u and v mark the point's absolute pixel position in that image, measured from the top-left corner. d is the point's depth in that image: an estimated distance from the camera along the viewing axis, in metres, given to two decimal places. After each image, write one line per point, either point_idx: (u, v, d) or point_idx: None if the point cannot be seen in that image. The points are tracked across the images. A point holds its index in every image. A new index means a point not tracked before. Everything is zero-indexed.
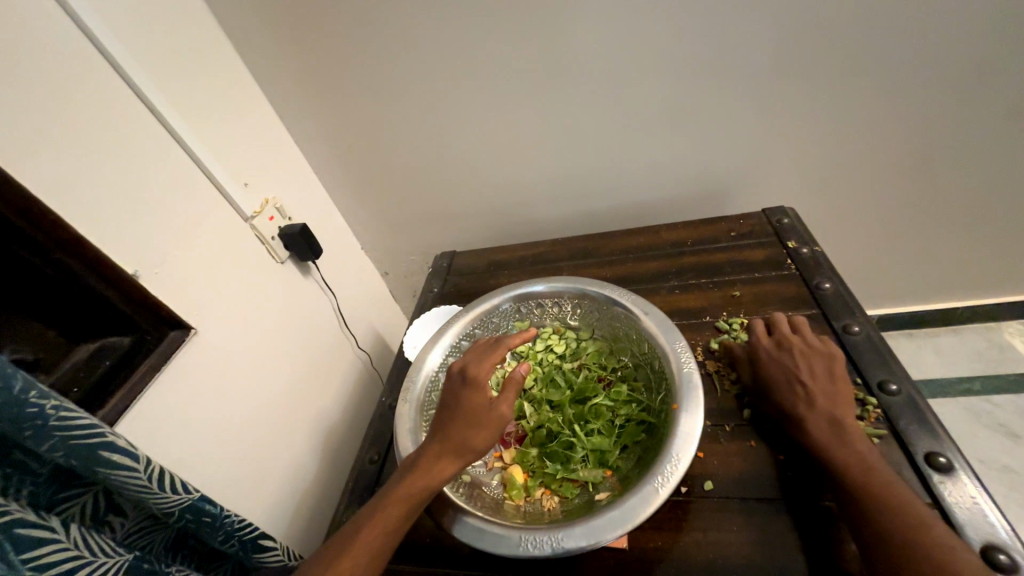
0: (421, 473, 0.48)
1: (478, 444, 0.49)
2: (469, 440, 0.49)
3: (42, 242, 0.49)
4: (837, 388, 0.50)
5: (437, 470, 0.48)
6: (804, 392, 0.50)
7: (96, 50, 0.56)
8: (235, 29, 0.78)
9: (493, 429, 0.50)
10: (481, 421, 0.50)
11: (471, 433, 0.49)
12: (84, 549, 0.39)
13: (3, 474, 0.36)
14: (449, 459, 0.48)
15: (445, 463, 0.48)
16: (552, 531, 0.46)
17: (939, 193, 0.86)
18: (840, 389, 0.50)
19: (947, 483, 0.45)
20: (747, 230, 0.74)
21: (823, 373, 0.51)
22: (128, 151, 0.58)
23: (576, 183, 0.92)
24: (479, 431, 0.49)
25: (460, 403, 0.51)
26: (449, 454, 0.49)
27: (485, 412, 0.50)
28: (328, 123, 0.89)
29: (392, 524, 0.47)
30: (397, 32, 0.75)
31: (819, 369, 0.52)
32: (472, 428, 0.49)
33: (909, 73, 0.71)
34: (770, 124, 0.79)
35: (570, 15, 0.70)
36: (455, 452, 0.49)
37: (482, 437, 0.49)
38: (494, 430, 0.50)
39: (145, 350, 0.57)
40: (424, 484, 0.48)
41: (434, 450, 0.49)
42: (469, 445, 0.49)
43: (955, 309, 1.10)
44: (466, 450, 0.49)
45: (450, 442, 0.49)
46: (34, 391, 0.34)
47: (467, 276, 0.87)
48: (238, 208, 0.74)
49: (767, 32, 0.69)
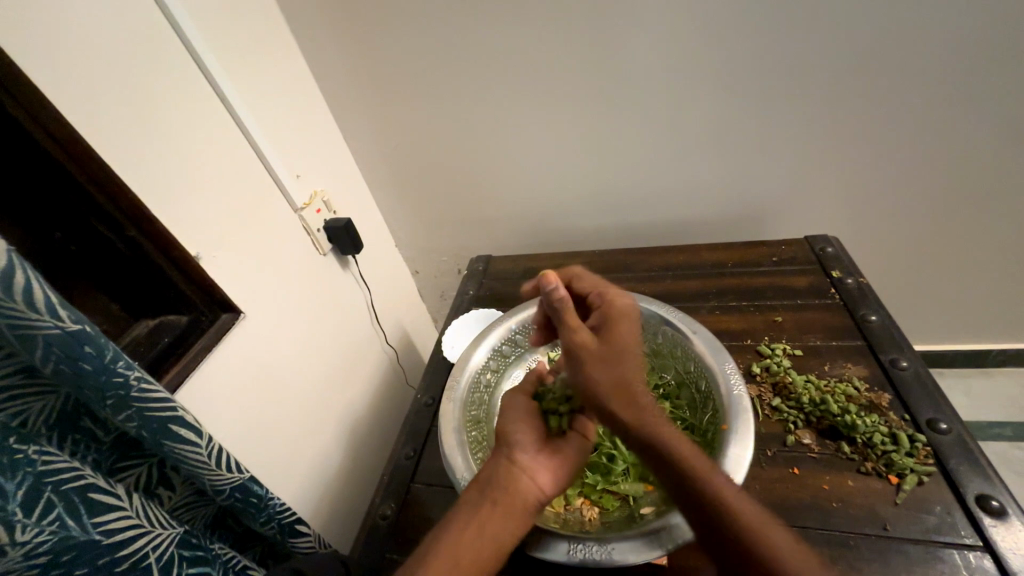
0: (486, 481, 0.47)
1: (518, 430, 0.49)
2: (518, 434, 0.49)
3: (119, 219, 0.51)
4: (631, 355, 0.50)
5: (491, 470, 0.48)
6: (616, 369, 0.48)
7: (179, 40, 0.59)
8: (298, 28, 0.81)
9: (522, 408, 0.52)
10: (521, 417, 0.51)
11: (506, 423, 0.51)
12: (143, 517, 0.40)
13: (73, 439, 0.38)
14: (496, 455, 0.49)
15: (503, 464, 0.47)
16: (600, 541, 0.47)
17: (985, 232, 0.85)
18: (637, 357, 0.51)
19: (1001, 528, 0.44)
20: (790, 256, 0.74)
21: (629, 336, 0.52)
22: (196, 138, 0.61)
23: (614, 197, 0.92)
24: (526, 425, 0.50)
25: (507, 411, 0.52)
26: (505, 453, 0.48)
27: (511, 403, 0.53)
28: (377, 122, 0.91)
29: (466, 537, 0.44)
30: (453, 38, 0.77)
31: (626, 331, 0.52)
32: (518, 425, 0.50)
33: (966, 110, 0.70)
34: (817, 152, 0.79)
35: (625, 34, 0.72)
36: (503, 445, 0.49)
37: (529, 431, 0.50)
38: (527, 411, 0.52)
39: (199, 330, 0.59)
40: (489, 490, 0.46)
41: (493, 461, 0.48)
42: (519, 440, 0.49)
43: (994, 352, 1.07)
44: (509, 439, 0.49)
45: (505, 442, 0.49)
46: (121, 361, 0.36)
47: (503, 280, 0.88)
48: (289, 199, 0.76)
49: (823, 60, 0.69)
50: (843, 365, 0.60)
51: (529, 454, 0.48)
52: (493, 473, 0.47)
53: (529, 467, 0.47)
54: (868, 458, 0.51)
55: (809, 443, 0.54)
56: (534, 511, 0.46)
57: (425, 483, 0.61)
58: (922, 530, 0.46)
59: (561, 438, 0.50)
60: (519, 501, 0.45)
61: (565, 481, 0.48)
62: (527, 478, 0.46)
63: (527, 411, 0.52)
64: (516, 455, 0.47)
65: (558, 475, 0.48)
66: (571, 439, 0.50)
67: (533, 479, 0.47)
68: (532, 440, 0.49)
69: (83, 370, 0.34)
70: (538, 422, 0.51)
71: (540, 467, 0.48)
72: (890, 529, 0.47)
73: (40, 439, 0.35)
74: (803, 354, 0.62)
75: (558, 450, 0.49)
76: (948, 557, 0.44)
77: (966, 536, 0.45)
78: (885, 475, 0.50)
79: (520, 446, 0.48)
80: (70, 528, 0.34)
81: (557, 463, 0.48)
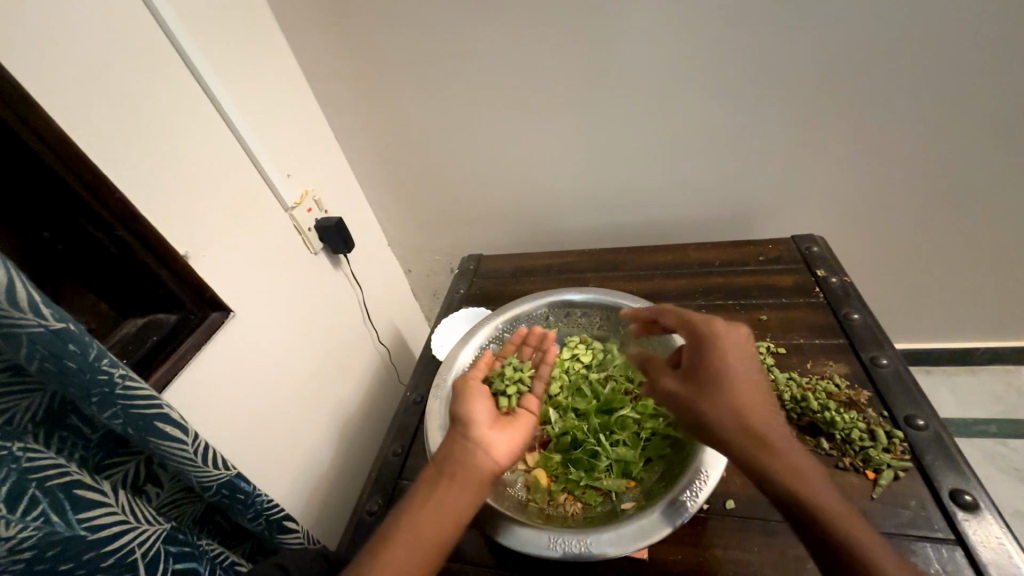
0: (443, 459, 0.47)
1: (472, 409, 0.50)
2: (471, 409, 0.49)
3: (107, 219, 0.51)
4: (741, 378, 0.45)
5: (446, 449, 0.48)
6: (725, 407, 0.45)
7: (169, 42, 0.60)
8: (290, 29, 0.81)
9: (476, 389, 0.52)
10: (473, 391, 0.52)
11: (462, 403, 0.51)
12: (129, 514, 0.40)
13: (59, 436, 0.38)
14: (452, 431, 0.49)
15: (458, 441, 0.47)
16: (580, 535, 0.48)
17: (969, 232, 0.86)
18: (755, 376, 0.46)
19: (973, 522, 0.45)
20: (776, 255, 0.75)
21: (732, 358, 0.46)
22: (185, 139, 0.61)
23: (605, 197, 0.93)
24: (478, 399, 0.51)
25: (463, 385, 0.53)
26: (460, 429, 0.48)
27: (466, 383, 0.53)
28: (368, 122, 0.92)
29: (425, 515, 0.45)
30: (443, 39, 0.78)
31: (732, 354, 0.46)
32: (471, 400, 0.51)
33: (948, 112, 0.71)
34: (804, 152, 0.80)
35: (613, 36, 0.72)
36: (457, 424, 0.49)
37: (482, 406, 0.50)
38: (480, 391, 0.52)
39: (187, 329, 0.59)
40: (445, 466, 0.46)
41: (449, 437, 0.48)
42: (471, 415, 0.49)
43: (980, 350, 1.08)
44: (463, 417, 0.49)
45: (460, 418, 0.49)
46: (105, 359, 0.37)
47: (493, 279, 0.88)
48: (279, 198, 0.77)
49: (808, 62, 0.70)
50: (824, 363, 0.61)
51: (483, 431, 0.48)
52: (447, 451, 0.47)
53: (484, 444, 0.47)
54: (846, 453, 0.52)
55: None
56: (487, 486, 0.46)
57: (412, 480, 0.61)
58: (897, 523, 0.47)
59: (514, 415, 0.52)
60: (471, 477, 0.46)
61: (516, 455, 0.48)
62: (480, 452, 0.46)
63: (480, 391, 0.53)
64: (469, 432, 0.47)
65: (510, 449, 0.48)
66: (521, 415, 0.51)
67: (487, 455, 0.46)
68: (485, 417, 0.50)
69: (68, 368, 0.35)
70: (490, 401, 0.52)
71: (493, 442, 0.48)
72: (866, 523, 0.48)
73: (25, 437, 0.35)
74: (786, 352, 0.63)
75: (512, 425, 0.50)
76: (922, 551, 0.45)
77: (938, 529, 0.46)
78: (862, 471, 0.51)
79: (475, 423, 0.48)
80: (55, 524, 0.35)
81: (508, 437, 0.49)
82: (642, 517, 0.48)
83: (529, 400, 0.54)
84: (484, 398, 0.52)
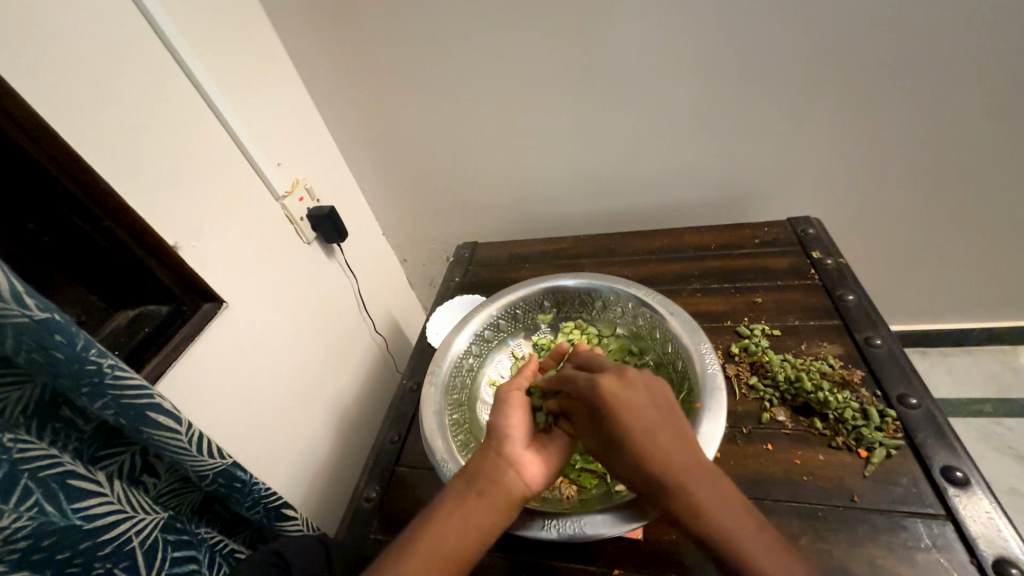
0: (475, 474, 0.47)
1: (509, 425, 0.49)
2: (507, 425, 0.49)
3: (92, 209, 0.51)
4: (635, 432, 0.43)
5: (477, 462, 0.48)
6: (630, 463, 0.43)
7: (150, 27, 0.58)
8: (276, 13, 0.79)
9: (517, 401, 0.51)
10: (512, 403, 0.50)
11: (498, 413, 0.50)
12: (125, 503, 0.41)
13: (52, 428, 0.38)
14: (485, 444, 0.49)
15: (491, 457, 0.47)
16: (574, 517, 0.49)
17: (966, 212, 0.85)
18: (661, 429, 0.43)
19: (963, 498, 0.46)
20: (772, 237, 0.75)
21: (629, 415, 0.43)
22: (171, 128, 0.60)
23: (600, 182, 0.92)
24: (518, 414, 0.50)
25: (502, 396, 0.52)
26: (494, 445, 0.48)
27: (507, 392, 0.52)
28: (359, 109, 0.90)
29: (451, 532, 0.44)
30: (434, 22, 0.75)
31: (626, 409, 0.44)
32: (509, 413, 0.50)
33: (949, 90, 0.70)
34: (801, 134, 0.79)
35: (608, 16, 0.70)
36: (493, 438, 0.48)
37: (520, 422, 0.49)
38: (520, 401, 0.51)
39: (180, 320, 0.59)
40: (475, 479, 0.46)
41: (481, 454, 0.48)
42: (507, 431, 0.48)
43: (975, 331, 1.08)
44: (500, 433, 0.49)
45: (495, 433, 0.49)
46: (93, 349, 0.36)
47: (488, 267, 0.88)
48: (270, 187, 0.76)
49: (806, 40, 0.68)
50: (819, 344, 0.61)
51: (517, 449, 0.48)
52: (480, 466, 0.47)
53: (517, 462, 0.47)
54: (839, 433, 0.53)
55: (784, 420, 0.55)
56: (517, 506, 0.46)
57: (410, 466, 0.62)
58: (888, 500, 0.47)
59: (548, 434, 0.50)
60: (503, 496, 0.46)
61: (548, 477, 0.48)
62: (515, 473, 0.46)
63: (521, 402, 0.51)
64: (505, 450, 0.47)
65: (545, 472, 0.48)
66: (557, 436, 0.50)
67: (518, 474, 0.46)
68: (523, 435, 0.49)
69: (55, 359, 0.34)
70: (528, 415, 0.51)
71: (528, 462, 0.47)
72: (858, 500, 0.48)
73: (16, 429, 0.35)
74: (781, 333, 0.63)
75: (545, 446, 0.49)
76: (912, 527, 0.46)
77: (929, 505, 0.46)
78: (855, 449, 0.51)
79: (509, 439, 0.48)
80: (50, 514, 0.35)
81: (542, 458, 0.48)
82: (628, 504, 0.48)
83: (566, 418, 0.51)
84: (525, 412, 0.50)
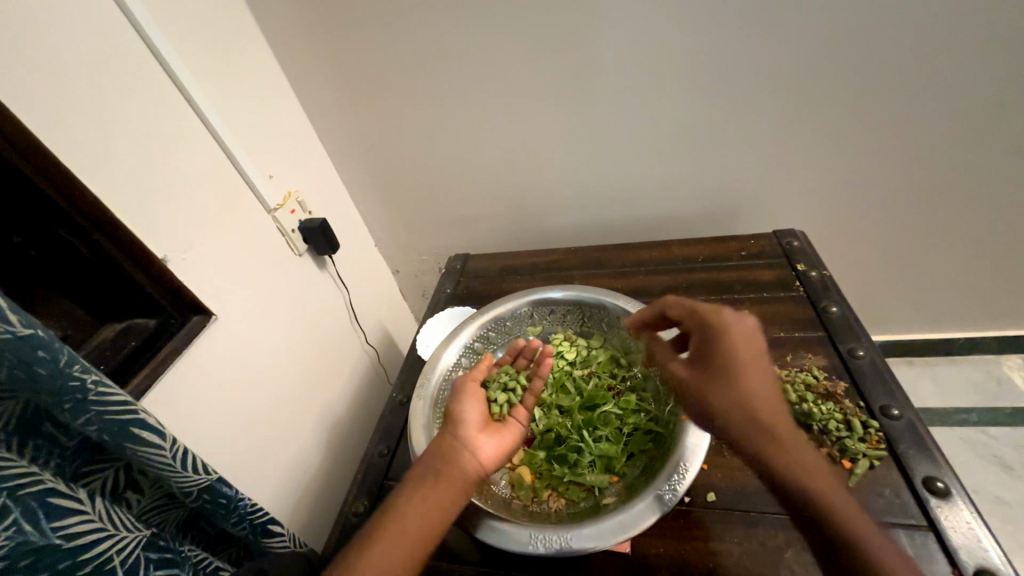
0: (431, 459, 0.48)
1: (465, 412, 0.50)
2: (462, 409, 0.51)
3: (80, 223, 0.51)
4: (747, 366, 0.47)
5: (434, 447, 0.49)
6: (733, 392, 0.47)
7: (145, 44, 0.59)
8: (270, 29, 0.80)
9: (472, 391, 0.52)
10: (467, 390, 0.52)
11: (456, 401, 0.52)
12: (106, 521, 0.40)
13: (34, 444, 0.38)
14: (441, 432, 0.50)
15: (446, 442, 0.48)
16: (560, 531, 0.48)
17: (945, 224, 0.88)
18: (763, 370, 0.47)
19: (944, 508, 0.46)
20: (758, 250, 0.76)
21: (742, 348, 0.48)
22: (161, 142, 0.60)
23: (590, 195, 0.93)
24: (473, 399, 0.52)
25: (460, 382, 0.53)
26: (449, 429, 0.49)
27: (463, 381, 0.53)
28: (352, 123, 0.91)
29: (407, 518, 0.45)
30: (426, 39, 0.77)
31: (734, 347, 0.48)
32: (464, 398, 0.52)
33: (921, 107, 0.73)
34: (783, 148, 0.81)
35: (595, 34, 0.72)
36: (448, 423, 0.50)
37: (475, 408, 0.51)
38: (476, 392, 0.53)
39: (167, 333, 0.59)
40: (432, 465, 0.47)
41: (436, 438, 0.49)
42: (461, 415, 0.50)
43: (959, 341, 1.10)
44: (455, 418, 0.50)
45: (451, 419, 0.50)
46: (77, 365, 0.36)
47: (479, 278, 0.88)
48: (262, 200, 0.76)
49: (785, 58, 0.71)
50: (804, 355, 0.62)
51: (470, 434, 0.49)
52: (437, 449, 0.48)
53: (471, 446, 0.48)
54: (823, 444, 0.53)
55: None
56: (472, 488, 0.48)
57: (398, 480, 0.62)
58: (872, 511, 0.48)
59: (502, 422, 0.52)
60: (456, 479, 0.47)
61: (501, 460, 0.50)
62: (468, 456, 0.47)
63: (475, 392, 0.53)
64: (460, 433, 0.49)
65: (497, 454, 0.49)
66: (511, 423, 0.52)
67: (470, 457, 0.48)
68: (477, 420, 0.50)
69: (38, 374, 0.34)
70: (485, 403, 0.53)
71: (481, 445, 0.49)
72: None
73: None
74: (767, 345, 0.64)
75: (499, 432, 0.51)
76: (896, 537, 0.46)
77: (912, 517, 0.47)
78: (840, 461, 0.52)
79: (463, 424, 0.49)
80: (28, 533, 0.34)
81: (496, 441, 0.50)
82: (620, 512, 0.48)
83: (519, 409, 0.54)
84: (480, 400, 0.52)
